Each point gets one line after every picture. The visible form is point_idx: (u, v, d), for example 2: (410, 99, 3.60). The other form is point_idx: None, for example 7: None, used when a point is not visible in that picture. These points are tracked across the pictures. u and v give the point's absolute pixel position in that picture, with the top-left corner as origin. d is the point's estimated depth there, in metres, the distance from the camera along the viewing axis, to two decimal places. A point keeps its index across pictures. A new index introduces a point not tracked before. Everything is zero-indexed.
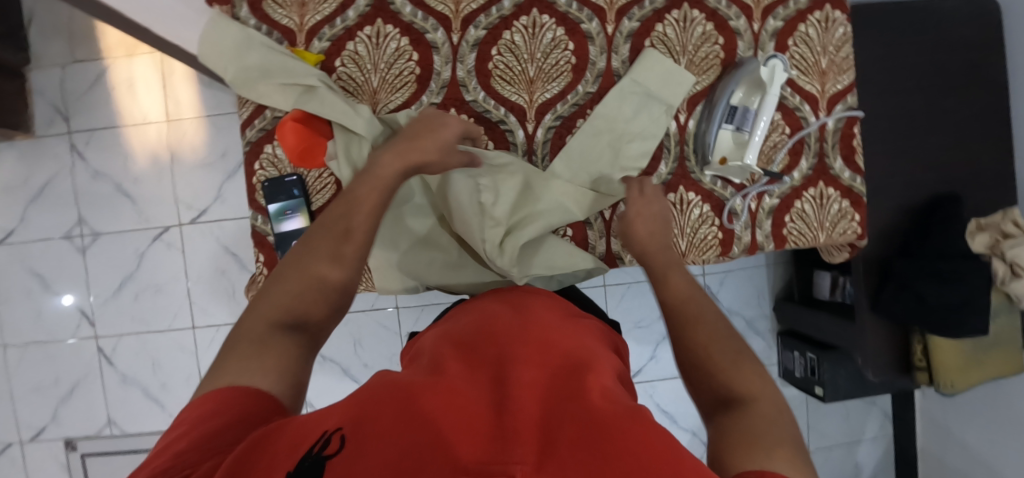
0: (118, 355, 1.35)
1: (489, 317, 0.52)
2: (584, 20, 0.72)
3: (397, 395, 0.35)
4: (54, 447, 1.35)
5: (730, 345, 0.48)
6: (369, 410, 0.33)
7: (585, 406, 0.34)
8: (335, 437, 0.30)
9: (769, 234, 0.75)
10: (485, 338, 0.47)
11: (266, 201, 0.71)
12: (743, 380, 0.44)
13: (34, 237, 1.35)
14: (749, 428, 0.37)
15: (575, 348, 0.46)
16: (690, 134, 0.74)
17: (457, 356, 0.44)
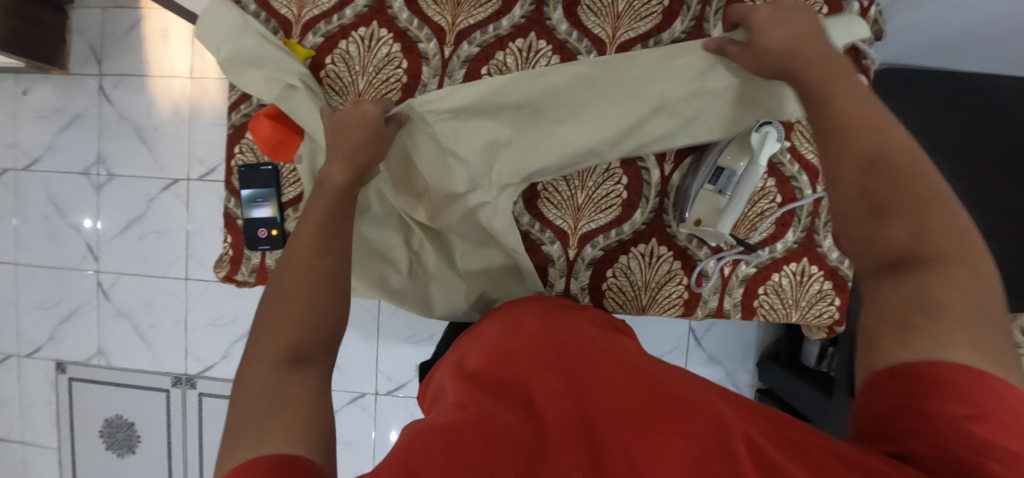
0: (115, 292, 1.41)
1: (494, 337, 0.56)
2: (582, 53, 0.69)
3: (443, 427, 0.38)
4: (47, 365, 1.44)
5: (906, 178, 0.38)
6: (426, 443, 0.36)
7: (610, 400, 0.41)
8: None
9: (738, 303, 0.72)
10: (495, 359, 0.51)
11: (240, 185, 0.72)
12: (934, 216, 0.36)
13: (55, 167, 1.41)
14: (913, 287, 0.34)
15: (573, 336, 0.52)
16: (674, 186, 0.70)
17: (480, 378, 0.48)
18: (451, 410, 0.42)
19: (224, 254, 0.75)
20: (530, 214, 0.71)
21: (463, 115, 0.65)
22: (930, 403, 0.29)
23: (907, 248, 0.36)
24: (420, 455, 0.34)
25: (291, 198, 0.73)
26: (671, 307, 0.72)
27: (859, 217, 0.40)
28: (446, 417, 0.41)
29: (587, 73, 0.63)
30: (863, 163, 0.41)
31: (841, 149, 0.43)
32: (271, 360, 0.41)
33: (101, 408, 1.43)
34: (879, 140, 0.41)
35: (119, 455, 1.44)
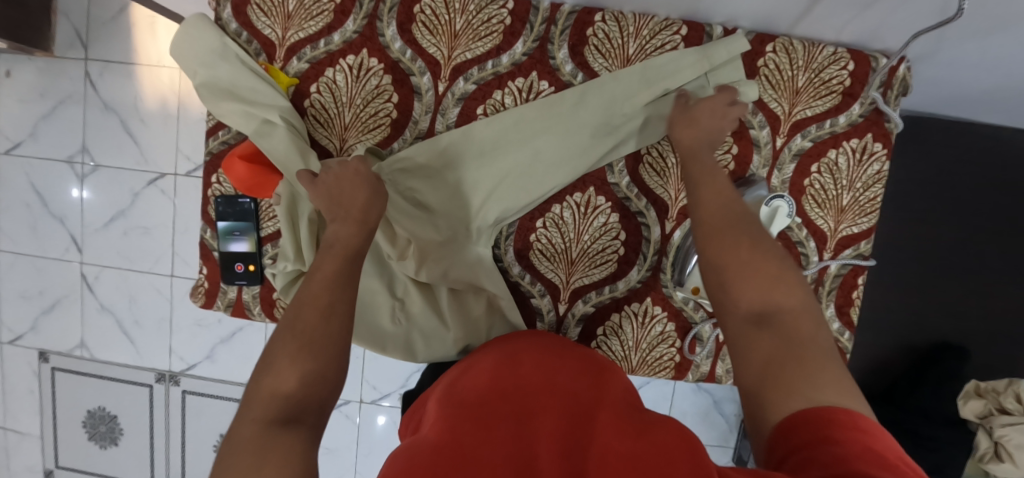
0: (99, 285, 1.38)
1: (487, 370, 0.50)
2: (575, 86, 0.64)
3: (423, 462, 0.32)
4: (29, 353, 1.43)
5: (769, 278, 0.41)
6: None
7: (609, 454, 0.35)
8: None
9: (730, 369, 0.69)
10: (488, 391, 0.45)
11: (217, 217, 0.68)
12: (792, 305, 0.39)
13: (39, 153, 1.36)
14: (778, 350, 0.36)
15: (570, 381, 0.47)
16: (674, 245, 0.67)
17: (466, 412, 0.41)
18: (434, 439, 0.36)
19: (199, 284, 0.71)
20: (521, 265, 0.68)
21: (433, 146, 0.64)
22: (819, 452, 0.26)
23: (779, 318, 0.38)
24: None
25: (270, 233, 0.69)
26: (662, 370, 0.69)
27: (751, 327, 0.39)
28: (427, 448, 0.35)
29: (553, 119, 0.63)
30: (729, 258, 0.43)
31: (719, 254, 0.44)
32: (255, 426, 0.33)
33: (83, 399, 1.43)
34: (738, 242, 0.44)
35: (102, 446, 1.44)
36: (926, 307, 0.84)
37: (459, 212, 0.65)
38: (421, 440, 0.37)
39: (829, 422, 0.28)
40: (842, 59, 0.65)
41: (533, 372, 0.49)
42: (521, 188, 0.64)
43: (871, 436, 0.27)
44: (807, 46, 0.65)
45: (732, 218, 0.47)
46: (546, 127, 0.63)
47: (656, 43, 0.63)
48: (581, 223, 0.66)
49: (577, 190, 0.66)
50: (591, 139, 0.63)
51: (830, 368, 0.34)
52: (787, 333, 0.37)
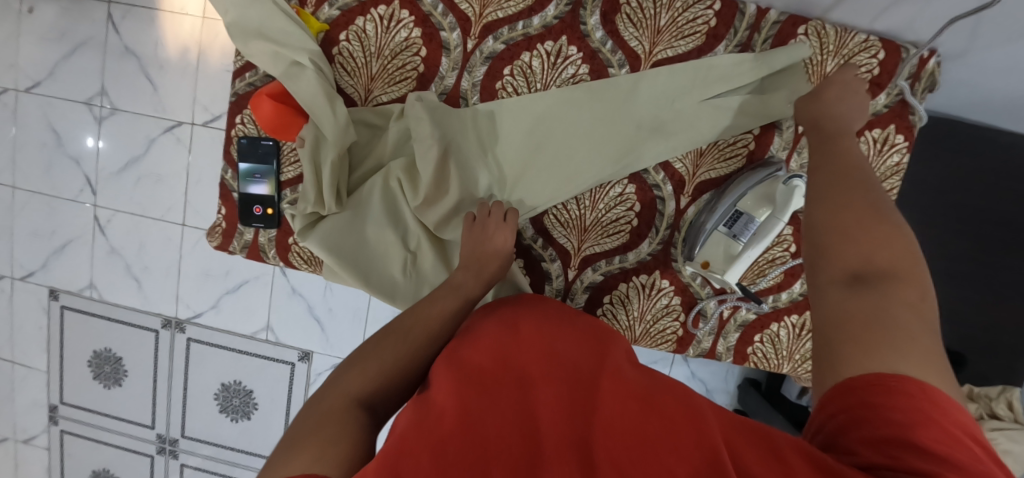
0: (111, 228, 1.40)
1: (485, 332, 0.47)
2: (619, 74, 0.65)
3: (424, 441, 0.32)
4: (39, 290, 1.45)
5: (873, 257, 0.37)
6: (403, 461, 0.31)
7: (614, 425, 0.34)
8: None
9: (732, 347, 0.71)
10: (487, 351, 0.43)
11: (238, 157, 0.69)
12: (899, 265, 0.36)
13: (57, 93, 1.37)
14: (871, 310, 0.34)
15: (573, 349, 0.44)
16: (687, 221, 0.67)
17: (463, 384, 0.38)
18: (434, 411, 0.36)
19: (216, 224, 0.73)
20: (535, 228, 0.68)
21: (500, 105, 0.65)
22: (877, 411, 0.29)
23: (883, 282, 0.35)
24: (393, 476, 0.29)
25: (289, 178, 0.69)
26: (663, 343, 0.70)
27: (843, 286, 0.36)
28: (430, 421, 0.35)
29: (609, 84, 0.64)
30: (835, 220, 0.40)
31: (817, 218, 0.42)
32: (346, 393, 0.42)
33: (89, 339, 1.46)
34: (866, 217, 0.39)
35: (106, 386, 1.47)
36: None
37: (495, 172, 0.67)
38: (422, 408, 0.37)
39: (884, 385, 0.29)
40: (873, 47, 0.65)
41: (532, 328, 0.47)
42: (558, 163, 0.65)
43: (939, 407, 0.28)
44: (839, 32, 0.65)
45: (846, 173, 0.45)
46: (605, 94, 0.64)
47: (688, 16, 0.63)
48: (597, 192, 0.67)
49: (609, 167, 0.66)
50: (633, 126, 0.65)
51: (921, 340, 0.32)
52: (890, 294, 0.34)
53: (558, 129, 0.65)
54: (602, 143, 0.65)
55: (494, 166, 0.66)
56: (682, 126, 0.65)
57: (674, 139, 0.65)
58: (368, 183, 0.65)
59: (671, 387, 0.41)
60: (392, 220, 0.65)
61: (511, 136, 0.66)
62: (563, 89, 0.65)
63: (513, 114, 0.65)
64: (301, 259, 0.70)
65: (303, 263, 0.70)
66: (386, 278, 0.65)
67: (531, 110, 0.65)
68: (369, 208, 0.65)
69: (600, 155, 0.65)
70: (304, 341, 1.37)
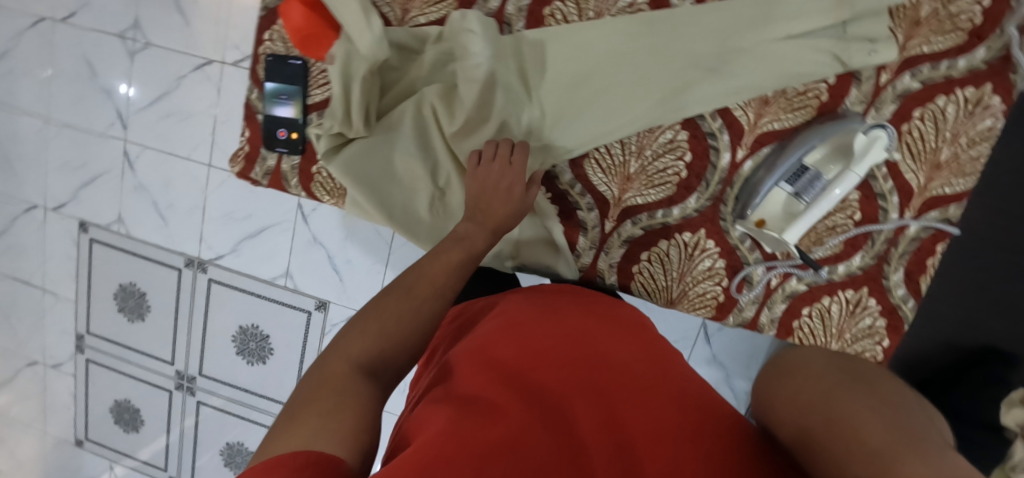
0: (140, 164, 1.40)
1: (517, 318, 0.52)
2: (683, 6, 0.57)
3: (467, 431, 0.34)
4: (70, 222, 1.47)
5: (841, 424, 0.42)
6: (465, 424, 0.35)
7: (641, 440, 0.37)
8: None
9: (776, 319, 0.65)
10: (516, 339, 0.48)
11: (265, 77, 0.66)
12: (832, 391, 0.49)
13: (90, 24, 1.35)
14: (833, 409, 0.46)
15: (595, 336, 0.50)
16: (742, 177, 0.61)
17: (500, 369, 0.43)
18: (477, 388, 0.41)
19: (241, 147, 0.71)
20: (573, 173, 0.64)
21: (554, 36, 0.60)
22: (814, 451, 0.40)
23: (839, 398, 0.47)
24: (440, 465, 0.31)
25: (315, 102, 0.66)
26: (701, 308, 0.65)
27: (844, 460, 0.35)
28: (469, 416, 0.37)
29: (676, 16, 0.58)
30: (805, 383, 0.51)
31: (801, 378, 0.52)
32: (349, 363, 0.39)
33: (116, 272, 1.48)
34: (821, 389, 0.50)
35: (130, 320, 1.50)
36: None
37: (539, 107, 0.61)
38: (462, 401, 0.39)
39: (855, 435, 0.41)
40: None
41: (562, 331, 0.49)
42: (609, 103, 0.60)
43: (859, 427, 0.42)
44: None
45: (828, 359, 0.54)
46: (672, 28, 0.58)
47: None
48: (645, 136, 0.61)
49: (664, 107, 0.59)
50: (696, 67, 0.58)
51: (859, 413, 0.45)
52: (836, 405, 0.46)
53: (614, 65, 0.59)
54: (662, 81, 0.59)
55: (539, 103, 0.61)
56: (747, 69, 0.58)
57: (737, 83, 0.58)
58: (399, 107, 0.61)
59: (677, 378, 0.47)
60: (422, 149, 0.61)
61: (562, 70, 0.60)
62: (626, 19, 0.58)
63: (567, 45, 0.60)
64: (323, 191, 0.68)
65: (325, 195, 0.67)
66: (412, 211, 0.62)
67: (588, 43, 0.59)
68: (397, 135, 0.61)
69: (657, 93, 0.59)
70: (322, 290, 1.36)
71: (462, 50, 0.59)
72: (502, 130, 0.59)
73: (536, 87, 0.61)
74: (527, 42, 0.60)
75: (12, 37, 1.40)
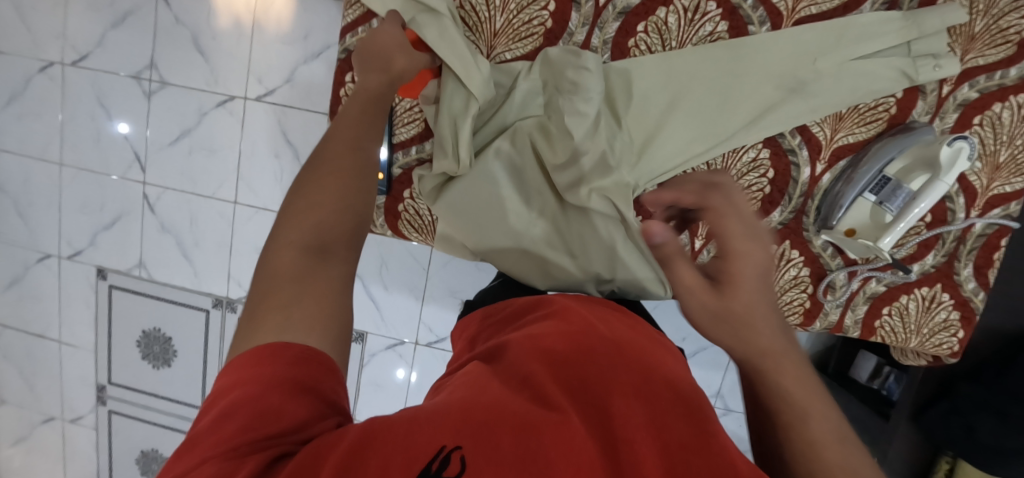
0: (161, 205, 1.37)
1: (574, 302, 0.46)
2: (761, 34, 0.61)
3: (514, 401, 0.32)
4: (87, 269, 1.42)
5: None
6: (489, 401, 0.32)
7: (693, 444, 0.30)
8: (452, 455, 0.27)
9: (859, 320, 0.68)
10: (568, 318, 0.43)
11: None
12: None
13: (104, 65, 1.31)
14: None
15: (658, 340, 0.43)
16: (821, 189, 0.64)
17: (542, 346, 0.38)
18: (513, 366, 0.36)
19: None
20: None
21: (638, 66, 0.63)
22: None
23: None
24: (479, 431, 0.29)
25: (402, 140, 0.67)
26: (790, 315, 0.68)
27: (701, 284, 0.39)
28: (497, 393, 0.33)
29: (753, 43, 0.61)
30: None
31: None
32: (291, 257, 0.38)
33: (138, 318, 1.43)
34: None
35: (155, 366, 1.45)
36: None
37: (628, 135, 0.63)
38: (495, 379, 0.35)
39: None
40: None
41: (626, 322, 0.44)
42: (695, 126, 0.63)
43: None
44: None
45: None
46: (750, 54, 0.62)
47: None
48: (730, 156, 0.64)
49: (748, 127, 0.63)
50: (773, 91, 0.63)
51: None
52: None
53: (698, 91, 0.62)
54: (743, 104, 0.63)
55: (629, 129, 0.64)
56: (824, 89, 0.62)
57: (819, 102, 0.62)
58: (495, 143, 0.63)
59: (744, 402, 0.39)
60: (522, 184, 0.63)
61: (647, 97, 0.63)
62: (705, 47, 0.62)
63: (649, 76, 0.63)
64: (411, 228, 0.68)
65: (414, 232, 0.68)
66: (496, 239, 0.62)
67: (672, 71, 0.63)
68: (494, 171, 0.62)
69: (740, 115, 0.63)
70: (361, 321, 1.36)
71: (571, 85, 0.60)
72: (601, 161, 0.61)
73: (626, 116, 0.63)
74: (611, 74, 0.63)
75: (19, 82, 1.35)
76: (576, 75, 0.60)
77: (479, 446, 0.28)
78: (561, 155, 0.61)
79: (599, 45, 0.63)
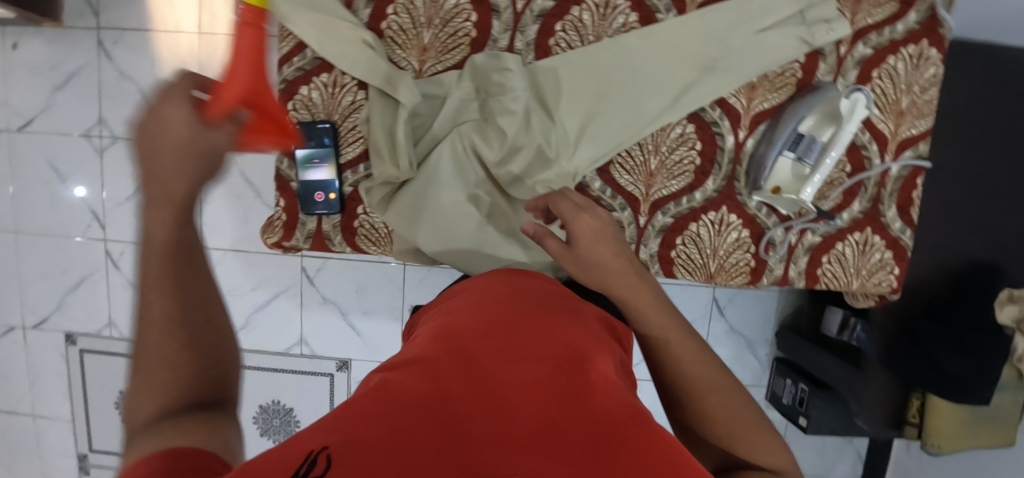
0: (126, 261, 1.35)
1: (485, 297, 0.44)
2: (669, 20, 0.66)
3: (400, 393, 0.29)
4: (55, 337, 1.39)
5: (716, 380, 0.43)
6: (372, 401, 0.29)
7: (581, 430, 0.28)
8: (319, 458, 0.23)
9: (803, 271, 0.72)
10: (475, 312, 0.41)
11: (294, 145, 0.69)
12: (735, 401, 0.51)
13: (53, 127, 1.31)
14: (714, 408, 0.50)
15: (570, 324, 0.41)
16: (746, 154, 0.69)
17: (441, 342, 0.36)
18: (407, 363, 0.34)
19: (276, 216, 0.72)
20: (602, 180, 0.69)
21: (563, 63, 0.66)
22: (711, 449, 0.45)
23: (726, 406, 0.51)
24: (353, 434, 0.25)
25: (349, 159, 0.69)
26: (738, 276, 0.71)
27: (556, 237, 0.51)
28: (384, 389, 0.30)
29: (662, 28, 0.66)
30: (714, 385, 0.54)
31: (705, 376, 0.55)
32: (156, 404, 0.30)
33: (114, 379, 1.39)
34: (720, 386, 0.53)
35: None
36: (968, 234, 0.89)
37: (563, 127, 0.67)
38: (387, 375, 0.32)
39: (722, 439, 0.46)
40: None
41: (536, 310, 0.42)
42: (623, 111, 0.67)
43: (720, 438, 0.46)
44: None
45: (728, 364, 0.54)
46: (663, 39, 0.66)
47: None
48: (659, 135, 0.68)
49: (674, 107, 0.67)
50: (690, 71, 0.67)
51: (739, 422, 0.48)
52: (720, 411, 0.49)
53: (621, 78, 0.66)
54: (666, 84, 0.67)
55: (563, 122, 0.67)
56: (734, 63, 0.67)
57: (732, 76, 0.67)
58: (436, 149, 0.66)
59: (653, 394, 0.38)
60: (465, 185, 0.66)
61: (574, 90, 0.67)
62: (621, 39, 0.66)
63: (576, 69, 0.66)
64: (368, 242, 0.70)
65: (371, 245, 0.70)
66: (442, 239, 0.65)
67: (595, 63, 0.66)
68: (439, 176, 0.65)
69: (664, 97, 0.67)
70: (344, 350, 1.36)
71: (497, 87, 0.65)
72: (538, 154, 0.65)
73: (558, 110, 0.67)
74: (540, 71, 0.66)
75: None
76: (497, 75, 0.64)
77: (351, 447, 0.24)
78: (497, 152, 0.64)
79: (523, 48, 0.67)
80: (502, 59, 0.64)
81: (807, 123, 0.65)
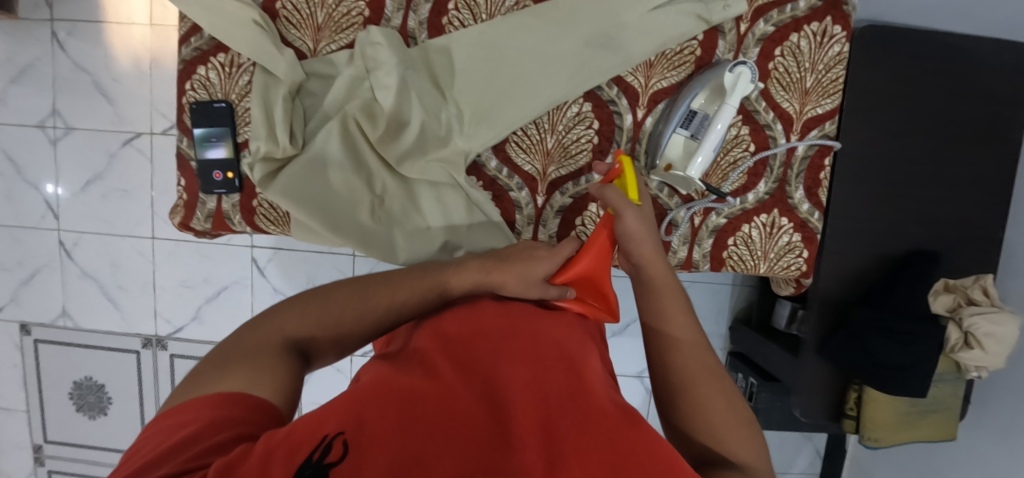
0: (79, 251, 1.36)
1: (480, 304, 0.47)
2: None
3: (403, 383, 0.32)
4: (11, 327, 1.40)
5: (716, 374, 0.47)
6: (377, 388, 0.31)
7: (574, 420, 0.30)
8: (336, 442, 0.25)
9: (708, 253, 0.72)
10: (471, 319, 0.44)
11: (192, 124, 0.69)
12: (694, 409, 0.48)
13: (9, 119, 1.33)
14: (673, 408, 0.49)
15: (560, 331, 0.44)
16: (646, 132, 0.69)
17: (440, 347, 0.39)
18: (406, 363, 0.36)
19: (179, 197, 0.73)
20: (498, 159, 0.69)
21: (451, 41, 0.66)
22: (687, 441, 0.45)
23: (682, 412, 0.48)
24: (363, 415, 0.28)
25: (246, 139, 0.69)
26: None
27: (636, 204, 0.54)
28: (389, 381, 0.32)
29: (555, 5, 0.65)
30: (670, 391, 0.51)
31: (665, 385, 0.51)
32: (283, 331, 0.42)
33: (70, 369, 1.40)
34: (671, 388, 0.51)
35: (90, 417, 1.42)
36: (901, 219, 0.88)
37: (453, 107, 0.67)
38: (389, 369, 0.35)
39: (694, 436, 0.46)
40: None
41: (527, 318, 0.45)
42: (515, 90, 0.66)
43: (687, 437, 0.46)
44: None
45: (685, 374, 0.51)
46: (556, 15, 0.66)
47: None
48: (555, 114, 0.68)
49: (569, 84, 0.66)
50: (584, 48, 0.66)
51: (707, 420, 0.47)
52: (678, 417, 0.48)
53: (512, 56, 0.66)
54: (559, 62, 0.66)
55: (456, 101, 0.67)
56: (629, 40, 0.66)
57: (626, 52, 0.66)
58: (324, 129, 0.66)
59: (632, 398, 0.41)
60: (355, 166, 0.66)
61: (462, 67, 0.67)
62: (513, 15, 0.66)
63: (465, 47, 0.66)
64: (267, 221, 0.70)
65: (270, 225, 0.70)
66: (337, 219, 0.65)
67: (485, 40, 0.66)
68: (330, 157, 0.66)
69: (558, 74, 0.66)
70: None
71: (373, 63, 0.64)
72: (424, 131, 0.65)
73: (450, 89, 0.67)
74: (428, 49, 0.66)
75: None
76: (370, 48, 0.64)
77: (365, 429, 0.26)
78: (381, 130, 0.64)
79: (414, 26, 0.67)
80: (375, 34, 0.64)
81: (703, 98, 0.65)
